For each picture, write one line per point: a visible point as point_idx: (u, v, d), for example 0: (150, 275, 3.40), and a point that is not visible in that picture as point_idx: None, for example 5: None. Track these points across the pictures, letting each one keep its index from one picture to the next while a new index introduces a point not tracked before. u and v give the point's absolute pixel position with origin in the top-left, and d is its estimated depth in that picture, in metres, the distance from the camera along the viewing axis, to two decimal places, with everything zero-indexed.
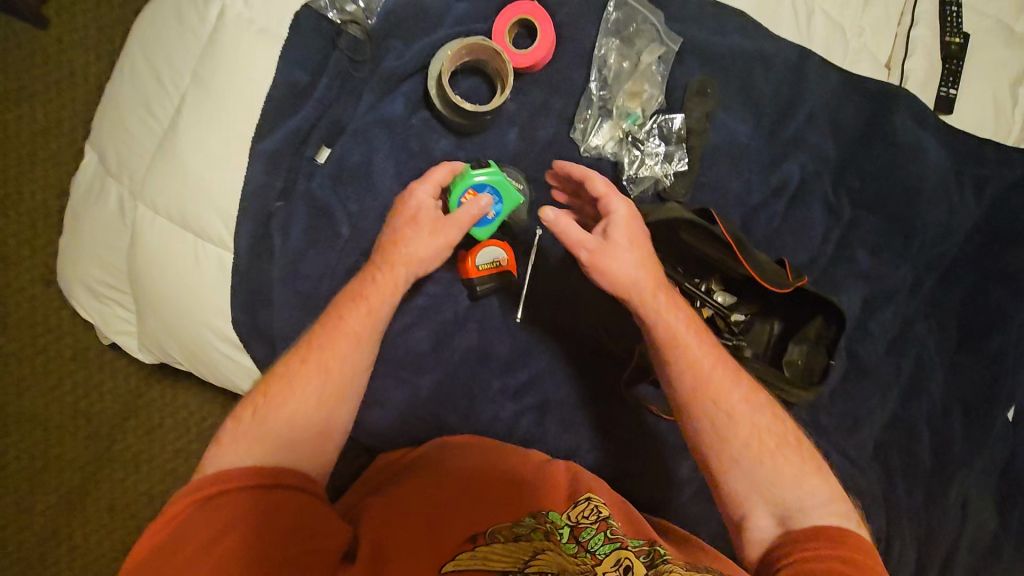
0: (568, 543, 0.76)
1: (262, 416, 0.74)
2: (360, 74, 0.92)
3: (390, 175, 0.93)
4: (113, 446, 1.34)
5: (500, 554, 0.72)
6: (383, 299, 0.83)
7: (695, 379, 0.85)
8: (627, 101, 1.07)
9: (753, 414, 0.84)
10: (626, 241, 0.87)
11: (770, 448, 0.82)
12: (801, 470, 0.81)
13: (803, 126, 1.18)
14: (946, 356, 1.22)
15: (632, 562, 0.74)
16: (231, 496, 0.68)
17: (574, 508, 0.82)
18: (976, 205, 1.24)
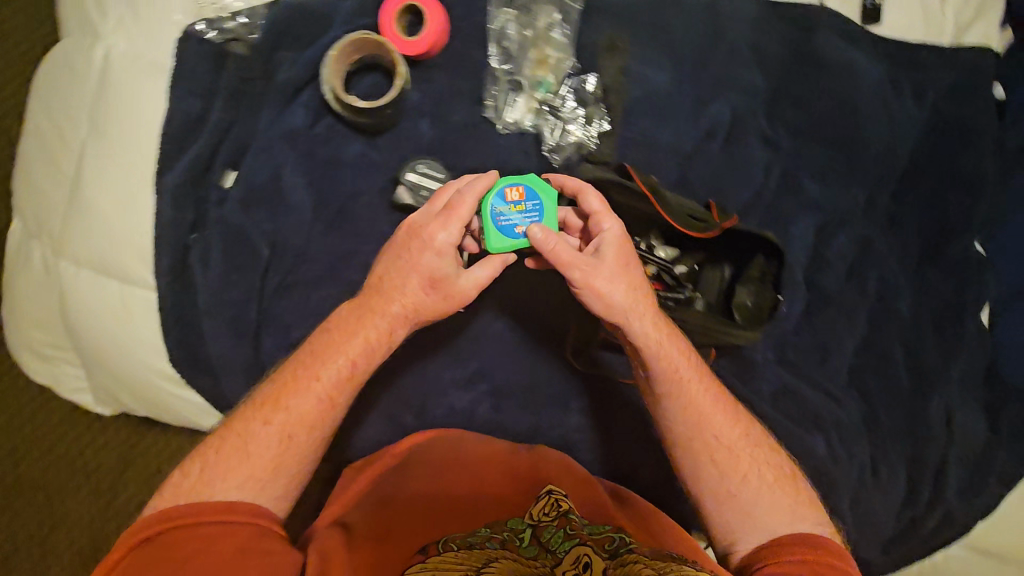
0: (527, 546, 0.72)
1: (223, 463, 0.73)
2: (253, 90, 0.91)
3: (302, 187, 0.92)
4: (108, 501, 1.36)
5: (451, 560, 0.68)
6: (363, 357, 0.81)
7: (690, 407, 0.84)
8: (537, 70, 1.04)
9: (749, 449, 0.84)
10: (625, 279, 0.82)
11: (764, 483, 0.82)
12: (793, 502, 0.81)
13: (726, 62, 1.14)
14: (912, 271, 1.19)
15: (592, 558, 0.69)
16: (187, 529, 0.66)
17: (534, 505, 0.81)
18: (918, 111, 1.21)
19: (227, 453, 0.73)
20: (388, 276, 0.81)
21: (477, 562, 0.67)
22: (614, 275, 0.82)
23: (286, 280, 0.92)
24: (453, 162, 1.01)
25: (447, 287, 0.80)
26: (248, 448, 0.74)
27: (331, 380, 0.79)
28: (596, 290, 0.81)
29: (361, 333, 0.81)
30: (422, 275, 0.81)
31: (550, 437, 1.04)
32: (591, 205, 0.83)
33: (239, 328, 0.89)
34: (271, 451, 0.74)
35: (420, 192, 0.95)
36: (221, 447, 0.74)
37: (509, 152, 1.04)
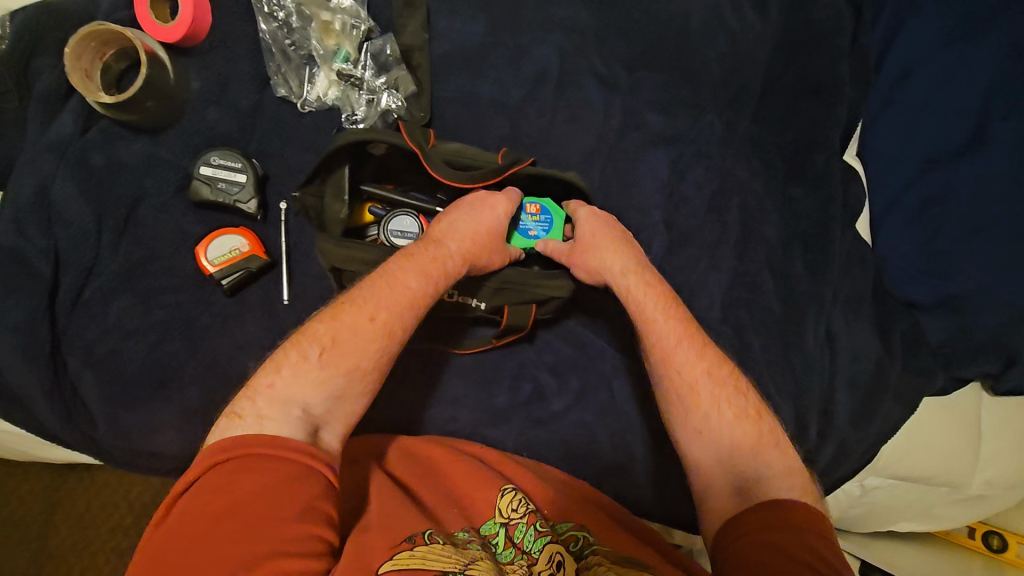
0: (504, 552, 0.75)
1: (332, 358, 0.71)
2: (13, 106, 0.87)
3: (76, 198, 0.87)
4: (46, 543, 1.41)
5: (437, 554, 0.69)
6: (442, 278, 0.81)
7: (663, 343, 0.82)
8: (326, 41, 0.98)
9: (718, 390, 0.79)
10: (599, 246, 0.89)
11: (741, 438, 0.76)
12: (775, 459, 0.75)
13: (543, 4, 1.08)
14: (777, 193, 1.12)
15: (564, 556, 0.74)
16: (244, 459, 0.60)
17: (500, 501, 0.80)
18: (764, 25, 1.13)
19: (336, 354, 0.71)
20: (457, 223, 0.85)
21: (461, 565, 0.69)
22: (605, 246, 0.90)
23: (78, 296, 0.88)
24: (252, 150, 0.97)
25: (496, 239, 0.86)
26: (329, 361, 0.70)
27: (404, 318, 0.76)
28: (583, 265, 0.91)
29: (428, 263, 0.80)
30: (481, 222, 0.86)
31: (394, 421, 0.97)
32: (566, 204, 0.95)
33: (27, 354, 0.85)
34: (359, 356, 0.72)
35: (218, 185, 0.92)
36: (315, 353, 0.70)
37: (313, 131, 0.98)
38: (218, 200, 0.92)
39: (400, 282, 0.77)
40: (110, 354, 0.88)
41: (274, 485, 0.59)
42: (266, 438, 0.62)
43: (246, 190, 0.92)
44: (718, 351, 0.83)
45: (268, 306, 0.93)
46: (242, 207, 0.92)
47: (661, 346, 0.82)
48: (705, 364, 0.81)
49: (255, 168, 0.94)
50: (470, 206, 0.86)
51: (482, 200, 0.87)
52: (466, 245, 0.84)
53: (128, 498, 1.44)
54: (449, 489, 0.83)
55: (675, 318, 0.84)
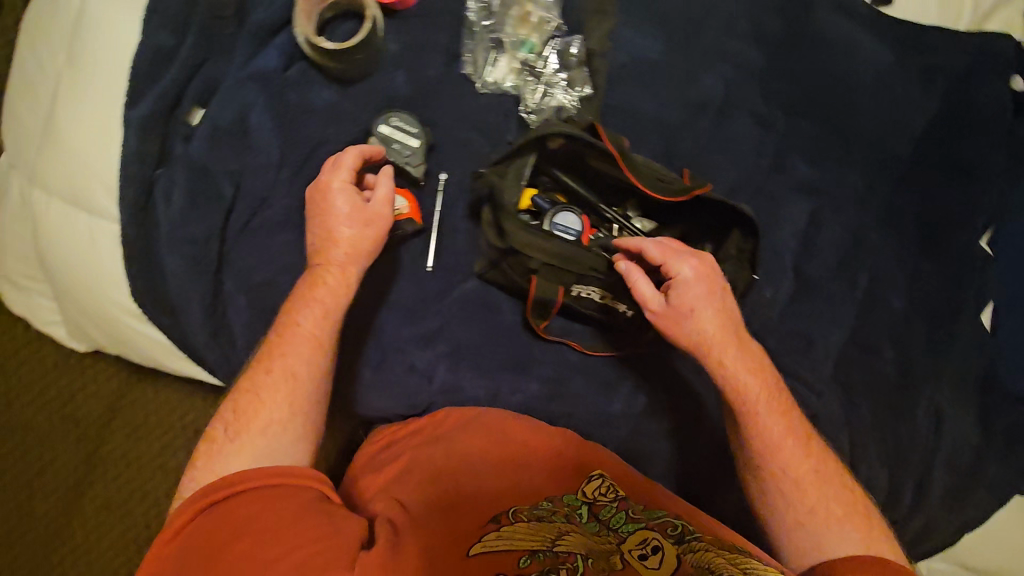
0: (590, 522, 0.71)
1: (241, 427, 0.74)
2: (226, 30, 0.90)
3: (269, 130, 0.92)
4: (106, 446, 1.45)
5: (519, 532, 0.68)
6: (341, 295, 0.83)
7: (750, 412, 0.83)
8: (518, 29, 1.02)
9: (816, 477, 0.80)
10: (702, 308, 0.83)
11: (834, 516, 0.78)
12: (867, 535, 0.77)
13: (720, 34, 1.10)
14: (908, 263, 1.13)
15: (661, 542, 0.68)
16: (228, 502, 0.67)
17: (586, 484, 0.79)
18: (927, 97, 1.14)
19: (250, 419, 0.75)
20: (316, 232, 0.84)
21: (546, 539, 0.66)
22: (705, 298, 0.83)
23: (250, 222, 0.92)
24: (429, 118, 1.00)
25: (363, 213, 0.84)
26: (257, 417, 0.75)
27: (284, 362, 0.78)
28: (681, 322, 0.83)
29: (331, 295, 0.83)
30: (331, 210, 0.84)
31: (512, 404, 0.97)
32: (659, 251, 0.84)
33: (197, 267, 0.89)
34: (282, 400, 0.76)
35: (393, 145, 0.96)
36: (219, 429, 0.74)
37: (485, 112, 1.02)
38: (392, 159, 0.96)
39: (295, 326, 0.81)
40: (265, 282, 0.92)
41: (273, 515, 0.65)
42: (230, 478, 0.68)
43: (415, 154, 0.96)
44: (802, 423, 0.84)
45: (414, 270, 0.99)
46: (411, 169, 0.97)
47: (765, 431, 0.81)
48: (793, 438, 0.82)
49: (428, 135, 0.99)
50: (315, 207, 0.84)
51: (321, 194, 0.83)
52: (348, 244, 0.84)
53: (187, 421, 1.46)
54: (515, 460, 0.82)
55: (761, 389, 0.83)
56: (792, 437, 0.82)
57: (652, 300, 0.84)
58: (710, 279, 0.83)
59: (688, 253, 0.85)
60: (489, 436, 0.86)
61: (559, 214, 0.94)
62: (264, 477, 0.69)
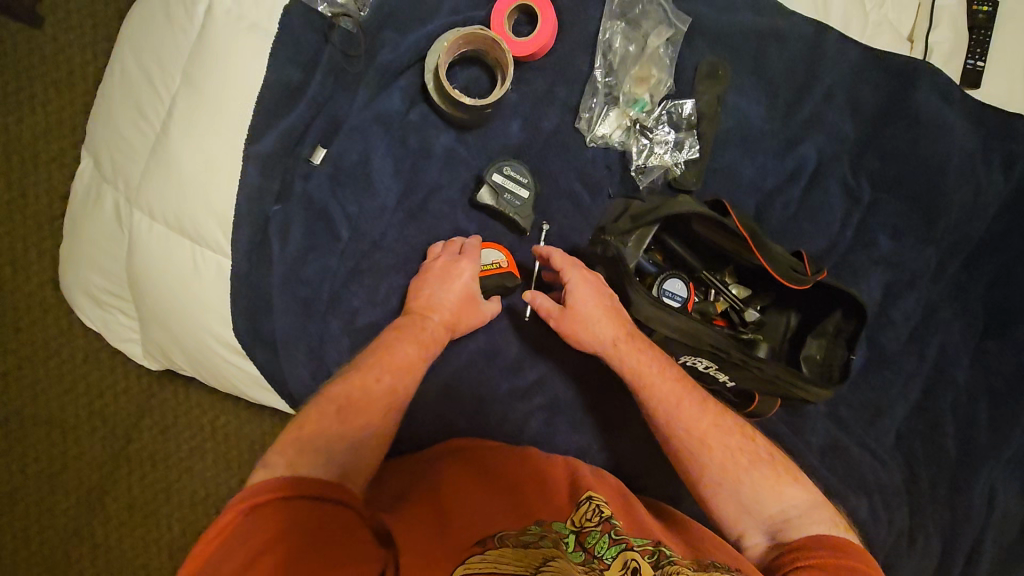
0: (575, 551, 0.70)
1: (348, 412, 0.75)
2: (354, 69, 0.89)
3: (389, 174, 0.91)
4: (129, 444, 1.30)
5: (508, 558, 0.65)
6: (430, 346, 0.84)
7: (667, 408, 0.88)
8: (634, 88, 1.01)
9: (727, 440, 0.87)
10: (589, 300, 0.90)
11: (744, 466, 0.85)
12: (776, 480, 0.85)
13: (821, 104, 1.11)
14: (972, 342, 1.17)
15: (639, 564, 0.70)
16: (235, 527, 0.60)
17: (575, 511, 0.77)
18: (1006, 183, 1.18)
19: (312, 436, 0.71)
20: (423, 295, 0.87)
21: (531, 565, 0.64)
22: (595, 295, 0.91)
23: (359, 264, 0.90)
24: (540, 169, 1.00)
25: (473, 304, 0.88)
26: (340, 428, 0.73)
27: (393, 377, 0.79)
28: (585, 326, 0.90)
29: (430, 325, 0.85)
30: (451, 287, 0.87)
31: (599, 460, 0.99)
32: (560, 259, 0.91)
33: (308, 307, 0.88)
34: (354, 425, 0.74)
35: (504, 195, 0.94)
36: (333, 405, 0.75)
37: (592, 165, 1.02)
38: (500, 210, 0.95)
39: (395, 350, 0.82)
40: (371, 325, 0.91)
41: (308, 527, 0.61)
42: (286, 484, 0.64)
43: (525, 206, 0.95)
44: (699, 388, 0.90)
45: (512, 320, 0.99)
46: (518, 220, 0.96)
47: (663, 403, 0.88)
48: (706, 415, 0.88)
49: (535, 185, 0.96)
50: (437, 278, 0.88)
51: (449, 270, 0.88)
52: (450, 312, 0.87)
53: (222, 425, 1.31)
54: (479, 474, 0.82)
55: (654, 363, 0.90)
56: (692, 401, 0.89)
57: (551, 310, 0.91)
58: (591, 278, 0.92)
59: (581, 264, 0.93)
60: (466, 462, 0.85)
61: (669, 280, 0.96)
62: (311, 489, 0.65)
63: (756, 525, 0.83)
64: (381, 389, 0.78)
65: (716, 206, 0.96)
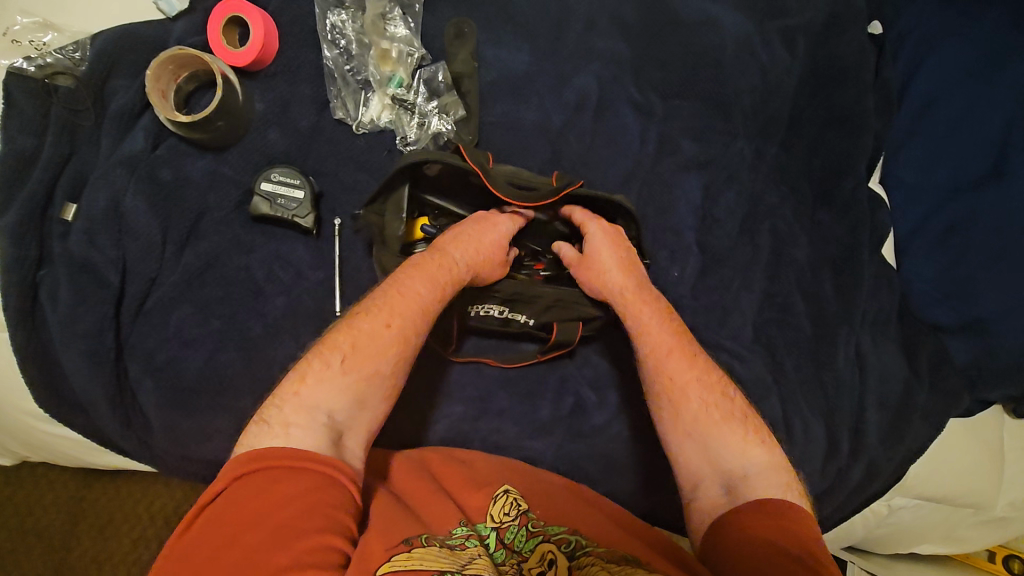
0: (495, 550, 0.76)
1: (392, 317, 0.78)
2: (88, 122, 0.91)
3: (146, 211, 0.91)
4: (70, 553, 1.37)
5: (435, 557, 0.69)
6: (451, 283, 0.85)
7: (654, 348, 0.87)
8: (381, 66, 1.03)
9: (704, 392, 0.83)
10: (604, 250, 0.93)
11: (715, 421, 0.80)
12: (745, 439, 0.79)
13: (584, 34, 1.14)
14: (806, 217, 1.16)
15: (556, 554, 0.75)
16: (251, 475, 0.61)
17: (493, 506, 0.82)
18: (791, 57, 1.19)
19: (355, 358, 0.74)
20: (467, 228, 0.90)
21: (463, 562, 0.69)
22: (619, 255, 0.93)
23: (144, 305, 0.91)
24: (311, 168, 1.01)
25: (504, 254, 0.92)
26: (361, 359, 0.74)
27: (422, 298, 0.81)
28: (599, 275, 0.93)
29: (458, 249, 0.88)
30: (489, 233, 0.91)
31: (439, 431, 0.98)
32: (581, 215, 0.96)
33: (93, 361, 0.88)
34: (390, 352, 0.76)
35: (278, 200, 0.95)
36: (383, 326, 0.77)
37: (365, 150, 1.03)
38: (282, 217, 0.95)
39: (421, 279, 0.83)
40: (170, 361, 0.90)
41: (307, 504, 0.60)
42: (291, 450, 0.63)
43: (300, 207, 0.95)
44: (688, 344, 0.88)
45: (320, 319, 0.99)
46: (300, 221, 0.96)
47: (653, 349, 0.87)
48: (690, 365, 0.85)
49: (308, 183, 0.96)
50: (480, 220, 0.92)
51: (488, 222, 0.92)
52: (473, 255, 0.89)
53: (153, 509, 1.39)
54: (432, 480, 0.85)
55: (656, 317, 0.89)
56: (679, 352, 0.86)
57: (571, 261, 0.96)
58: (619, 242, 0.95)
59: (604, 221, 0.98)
60: (413, 469, 0.87)
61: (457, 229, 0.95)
62: (309, 458, 0.63)
63: (716, 476, 0.78)
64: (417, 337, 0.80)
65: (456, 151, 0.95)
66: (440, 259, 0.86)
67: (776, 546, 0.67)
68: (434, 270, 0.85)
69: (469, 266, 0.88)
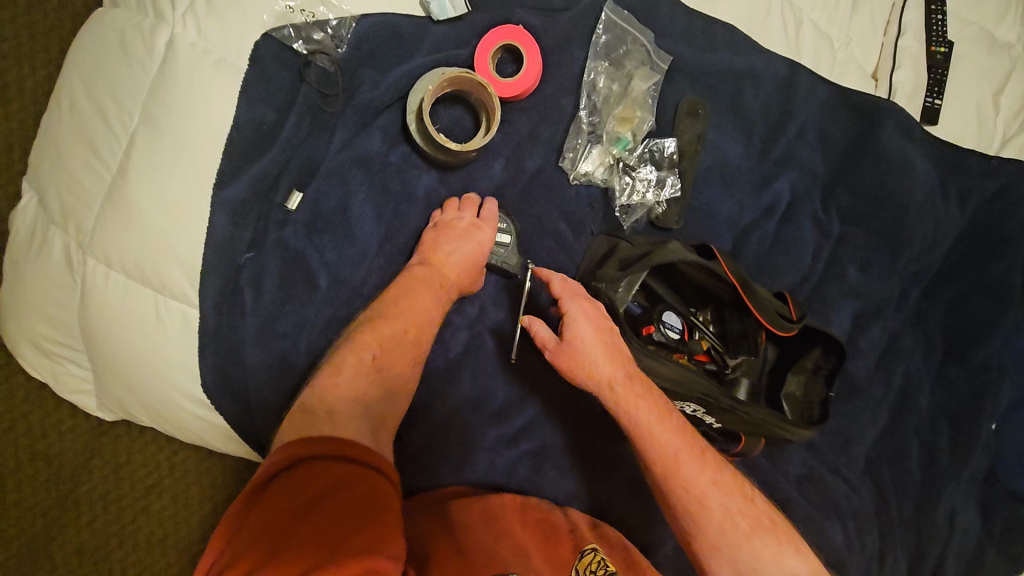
0: None
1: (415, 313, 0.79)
2: (332, 108, 0.85)
3: (369, 218, 0.87)
4: (78, 487, 1.16)
5: None
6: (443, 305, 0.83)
7: (664, 456, 0.82)
8: (617, 126, 1.00)
9: (723, 498, 0.82)
10: (593, 341, 0.85)
11: (744, 533, 0.79)
12: (778, 549, 0.80)
13: (794, 142, 1.14)
14: (932, 369, 1.23)
15: None
16: (310, 466, 0.57)
17: (580, 559, 0.77)
18: (959, 215, 1.24)
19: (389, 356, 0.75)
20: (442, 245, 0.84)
21: None
22: (603, 334, 0.86)
23: (338, 315, 0.85)
24: (522, 209, 0.98)
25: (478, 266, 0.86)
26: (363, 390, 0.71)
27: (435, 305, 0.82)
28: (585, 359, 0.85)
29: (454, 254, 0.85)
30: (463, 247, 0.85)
31: (589, 505, 0.97)
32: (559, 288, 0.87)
33: (283, 362, 0.84)
34: (408, 357, 0.77)
35: None
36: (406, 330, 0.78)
37: (576, 203, 1.01)
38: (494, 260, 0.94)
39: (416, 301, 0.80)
40: None
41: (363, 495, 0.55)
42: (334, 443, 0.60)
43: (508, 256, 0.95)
44: (696, 443, 0.85)
45: (497, 363, 0.96)
46: (507, 266, 0.95)
47: (663, 458, 0.82)
48: (705, 471, 0.83)
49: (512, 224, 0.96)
50: (458, 235, 0.85)
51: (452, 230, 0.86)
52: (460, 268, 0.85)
53: (180, 458, 1.18)
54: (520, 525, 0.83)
55: (654, 414, 0.85)
56: (691, 456, 0.83)
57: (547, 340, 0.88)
58: (599, 316, 0.88)
59: (578, 290, 0.89)
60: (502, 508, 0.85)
61: (666, 314, 0.96)
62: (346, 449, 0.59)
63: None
64: (410, 371, 0.78)
65: (702, 247, 0.95)
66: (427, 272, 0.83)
67: None
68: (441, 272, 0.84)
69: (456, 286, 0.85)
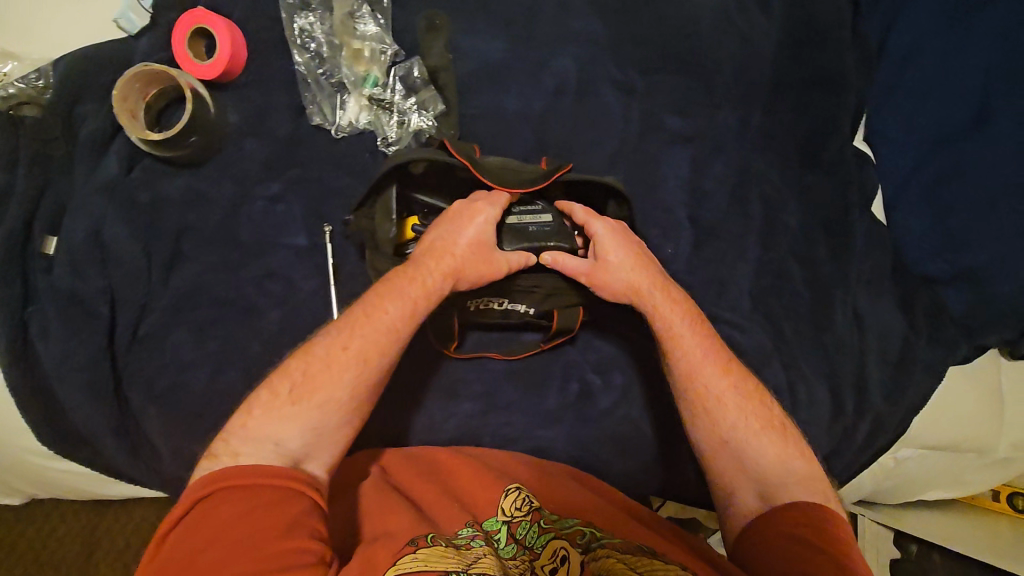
0: (506, 547, 0.78)
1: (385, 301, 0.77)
2: (60, 152, 0.90)
3: (126, 237, 0.90)
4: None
5: (437, 558, 0.71)
6: (423, 304, 0.79)
7: (689, 364, 0.84)
8: (354, 67, 1.01)
9: (744, 404, 0.82)
10: (619, 259, 0.89)
11: (756, 432, 0.80)
12: (783, 451, 0.80)
13: (557, 16, 1.12)
14: (795, 183, 1.16)
15: (568, 550, 0.77)
16: (227, 494, 0.61)
17: (504, 500, 0.82)
18: (768, 22, 1.17)
19: (362, 337, 0.75)
20: (435, 239, 0.84)
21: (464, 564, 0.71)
22: (626, 257, 0.89)
23: (136, 334, 0.90)
24: (286, 176, 0.97)
25: (488, 253, 0.85)
26: (337, 382, 0.72)
27: (415, 293, 0.79)
28: (611, 272, 0.89)
29: (432, 259, 0.82)
30: (465, 235, 0.85)
31: (450, 430, 0.98)
32: (582, 214, 0.90)
33: (93, 395, 0.87)
34: (387, 348, 0.76)
35: (527, 226, 0.93)
36: (396, 322, 0.77)
37: (342, 153, 0.99)
38: (527, 241, 0.92)
39: (378, 312, 0.77)
40: (170, 387, 0.89)
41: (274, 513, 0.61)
42: (264, 471, 0.64)
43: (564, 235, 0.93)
44: (724, 355, 0.86)
45: None
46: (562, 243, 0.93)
47: (688, 360, 0.84)
48: (730, 379, 0.84)
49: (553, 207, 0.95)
50: (455, 218, 0.85)
51: (468, 213, 0.85)
52: (456, 265, 0.83)
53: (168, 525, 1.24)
54: (438, 480, 0.86)
55: (683, 320, 0.87)
56: (713, 362, 0.84)
57: (576, 267, 0.90)
58: (625, 238, 0.91)
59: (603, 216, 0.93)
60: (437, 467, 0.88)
61: None
62: (268, 472, 0.64)
63: (756, 489, 0.78)
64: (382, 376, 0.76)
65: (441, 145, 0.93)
66: (411, 269, 0.81)
67: (800, 543, 0.71)
68: (422, 270, 0.81)
69: (452, 276, 0.83)
